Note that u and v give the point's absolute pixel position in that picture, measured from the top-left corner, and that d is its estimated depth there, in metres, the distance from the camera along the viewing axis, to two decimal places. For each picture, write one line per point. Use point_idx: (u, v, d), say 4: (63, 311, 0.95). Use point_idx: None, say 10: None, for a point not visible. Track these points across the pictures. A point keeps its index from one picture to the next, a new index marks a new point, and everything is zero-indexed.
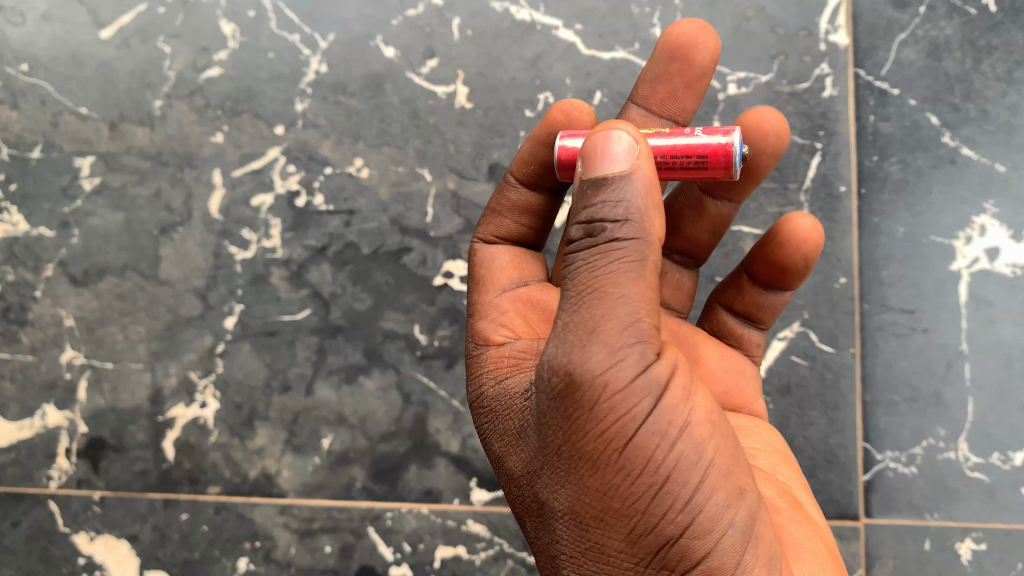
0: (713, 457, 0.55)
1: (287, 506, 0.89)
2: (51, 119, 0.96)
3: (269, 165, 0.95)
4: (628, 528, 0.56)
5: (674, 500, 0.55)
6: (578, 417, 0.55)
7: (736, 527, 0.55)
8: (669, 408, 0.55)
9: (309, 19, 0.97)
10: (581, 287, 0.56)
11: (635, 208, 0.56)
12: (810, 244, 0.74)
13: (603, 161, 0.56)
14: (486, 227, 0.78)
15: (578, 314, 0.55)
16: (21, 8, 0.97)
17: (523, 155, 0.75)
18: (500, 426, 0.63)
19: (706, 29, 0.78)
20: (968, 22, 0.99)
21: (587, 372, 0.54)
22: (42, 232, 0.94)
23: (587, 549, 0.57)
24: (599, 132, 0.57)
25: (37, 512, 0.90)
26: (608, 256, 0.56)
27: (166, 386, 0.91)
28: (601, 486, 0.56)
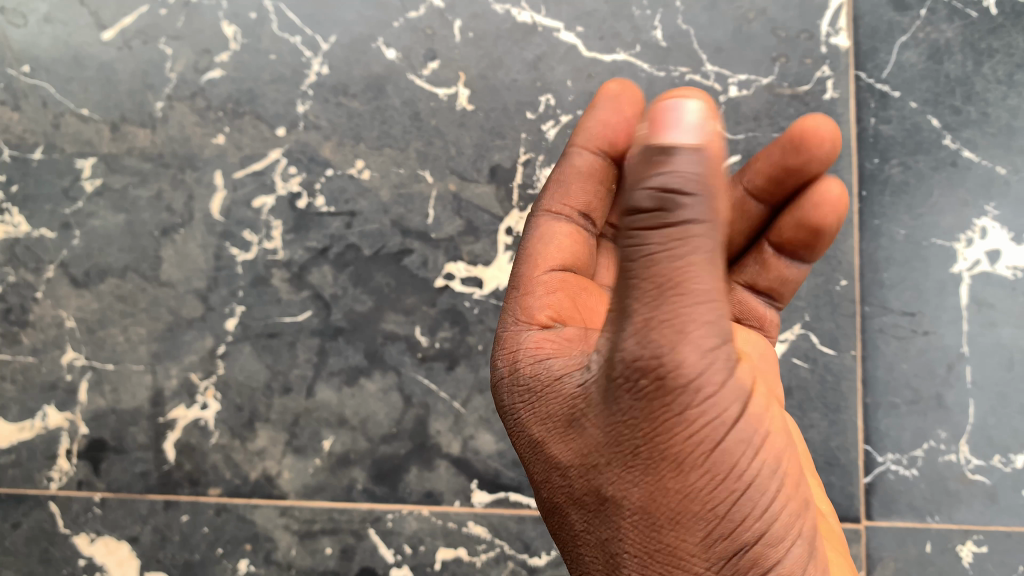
0: (783, 469, 0.58)
1: (287, 507, 0.89)
2: (53, 121, 0.96)
3: (270, 167, 0.95)
4: (704, 530, 0.56)
5: (753, 508, 0.55)
6: (666, 420, 0.53)
7: (801, 540, 0.58)
8: (751, 420, 0.55)
9: (311, 21, 0.98)
10: (656, 277, 0.51)
11: (705, 187, 0.49)
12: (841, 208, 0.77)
13: (667, 132, 0.49)
14: (554, 197, 0.77)
15: (659, 308, 0.51)
16: (23, 10, 0.97)
17: (592, 122, 0.78)
18: (547, 413, 0.62)
19: None
20: (968, 25, 0.99)
21: (685, 372, 0.51)
22: (42, 234, 0.94)
23: (656, 551, 0.57)
24: (664, 100, 0.50)
25: (38, 514, 0.90)
26: (677, 234, 0.50)
27: (166, 388, 0.91)
28: (680, 490, 0.55)
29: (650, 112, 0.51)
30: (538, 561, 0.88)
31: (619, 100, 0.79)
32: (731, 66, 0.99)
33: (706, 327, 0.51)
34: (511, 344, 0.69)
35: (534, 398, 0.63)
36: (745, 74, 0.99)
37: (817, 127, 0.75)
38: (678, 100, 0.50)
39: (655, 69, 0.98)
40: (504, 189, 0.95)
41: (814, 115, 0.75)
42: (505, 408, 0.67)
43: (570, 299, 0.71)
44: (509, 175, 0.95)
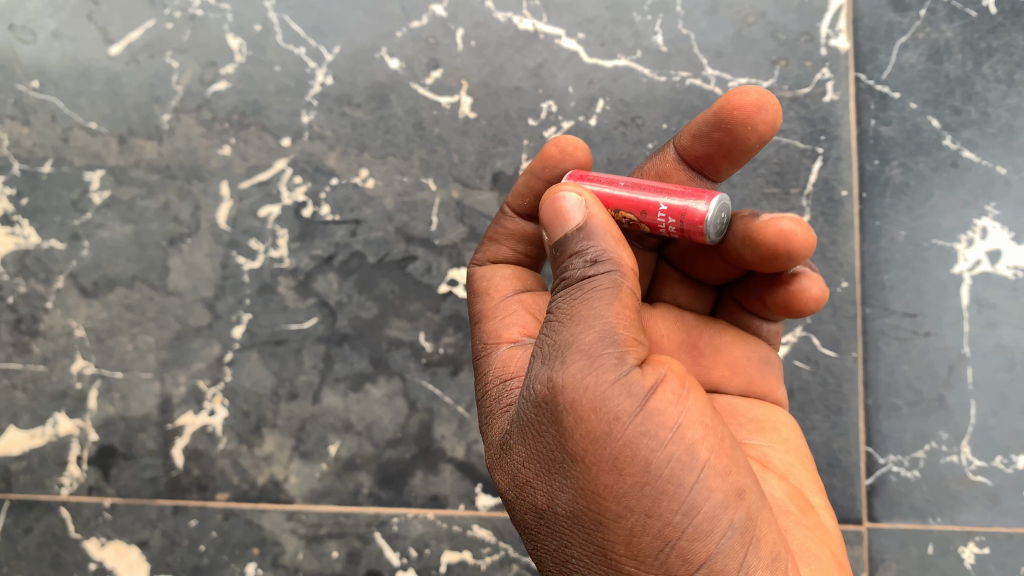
0: (706, 457, 0.56)
1: (294, 512, 0.90)
2: (62, 134, 0.98)
3: (276, 177, 0.97)
4: (626, 528, 0.56)
5: (671, 500, 0.55)
6: (565, 420, 0.57)
7: (733, 527, 0.56)
8: (655, 410, 0.56)
9: (315, 32, 0.99)
10: (565, 312, 0.60)
11: (601, 243, 0.61)
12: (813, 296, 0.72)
13: (563, 221, 0.62)
14: (485, 254, 0.82)
15: (560, 336, 0.59)
16: (33, 26, 0.99)
17: (520, 186, 0.80)
18: (493, 438, 0.65)
19: (574, 148, 0.76)
20: (968, 25, 0.99)
21: (570, 379, 0.57)
22: (53, 245, 0.96)
23: (592, 553, 0.58)
24: (550, 198, 0.63)
25: (50, 519, 0.91)
26: (583, 284, 0.60)
27: (175, 394, 0.92)
28: (596, 491, 0.56)
29: (542, 212, 0.64)
30: None
31: (555, 165, 0.77)
32: (731, 70, 0.99)
33: (600, 346, 0.57)
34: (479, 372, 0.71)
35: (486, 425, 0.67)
36: (745, 78, 0.99)
37: (743, 102, 0.76)
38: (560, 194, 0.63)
39: (655, 74, 0.99)
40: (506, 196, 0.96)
41: (740, 88, 0.77)
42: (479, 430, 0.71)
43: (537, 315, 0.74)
44: (511, 181, 0.97)
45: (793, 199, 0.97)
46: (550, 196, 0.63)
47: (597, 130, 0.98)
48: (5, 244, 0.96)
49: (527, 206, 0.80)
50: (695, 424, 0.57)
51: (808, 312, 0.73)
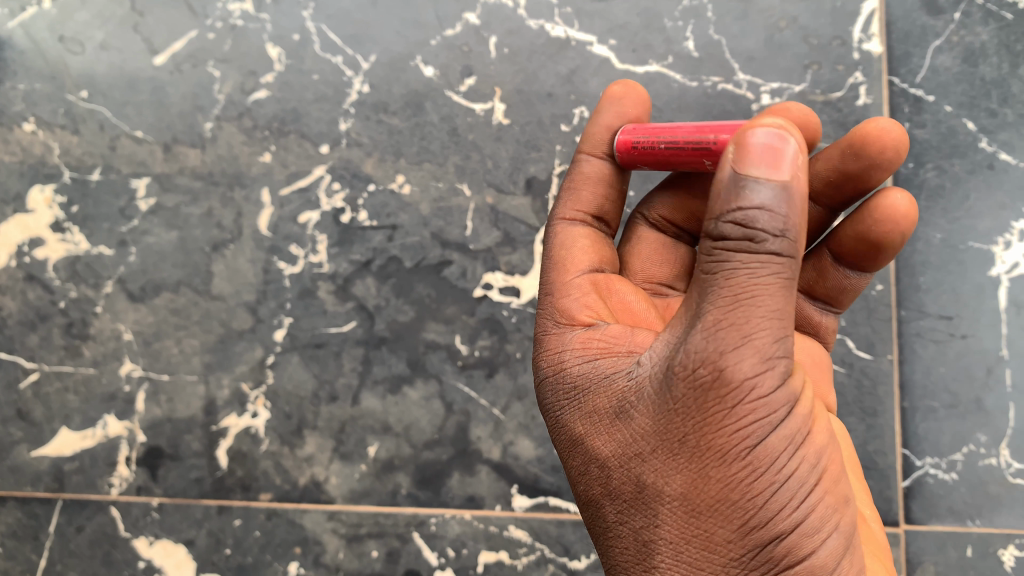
0: (826, 464, 0.58)
1: (335, 512, 0.92)
2: (110, 143, 1.00)
3: (315, 183, 0.99)
4: (742, 520, 0.56)
5: (789, 501, 0.56)
6: (711, 408, 0.55)
7: (839, 532, 0.57)
8: (797, 414, 0.57)
9: (352, 41, 1.01)
10: (735, 287, 0.55)
11: (791, 215, 0.55)
12: (906, 221, 0.71)
13: (750, 159, 0.55)
14: (567, 207, 0.78)
15: (730, 312, 0.54)
16: (81, 38, 1.02)
17: (595, 126, 0.78)
18: (591, 405, 0.64)
19: (634, 86, 0.79)
20: (1004, 27, 0.99)
21: (739, 370, 0.54)
22: (101, 251, 0.98)
23: (692, 538, 0.57)
24: (750, 129, 0.56)
25: (100, 518, 0.93)
26: (765, 259, 0.54)
27: (219, 397, 0.95)
28: (721, 478, 0.56)
29: (733, 146, 0.56)
30: (578, 564, 0.90)
31: (625, 102, 0.78)
32: (764, 74, 1.00)
33: (771, 338, 0.54)
34: (557, 347, 0.69)
35: (578, 391, 0.66)
36: (777, 82, 1.00)
37: (791, 113, 0.74)
38: (756, 127, 0.56)
39: (688, 79, 1.00)
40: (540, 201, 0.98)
41: (780, 103, 0.75)
42: (547, 405, 0.69)
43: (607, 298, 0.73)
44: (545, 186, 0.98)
45: None
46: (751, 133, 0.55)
47: None
48: (56, 251, 0.98)
49: (605, 150, 0.78)
50: (820, 430, 0.59)
51: (899, 235, 0.72)
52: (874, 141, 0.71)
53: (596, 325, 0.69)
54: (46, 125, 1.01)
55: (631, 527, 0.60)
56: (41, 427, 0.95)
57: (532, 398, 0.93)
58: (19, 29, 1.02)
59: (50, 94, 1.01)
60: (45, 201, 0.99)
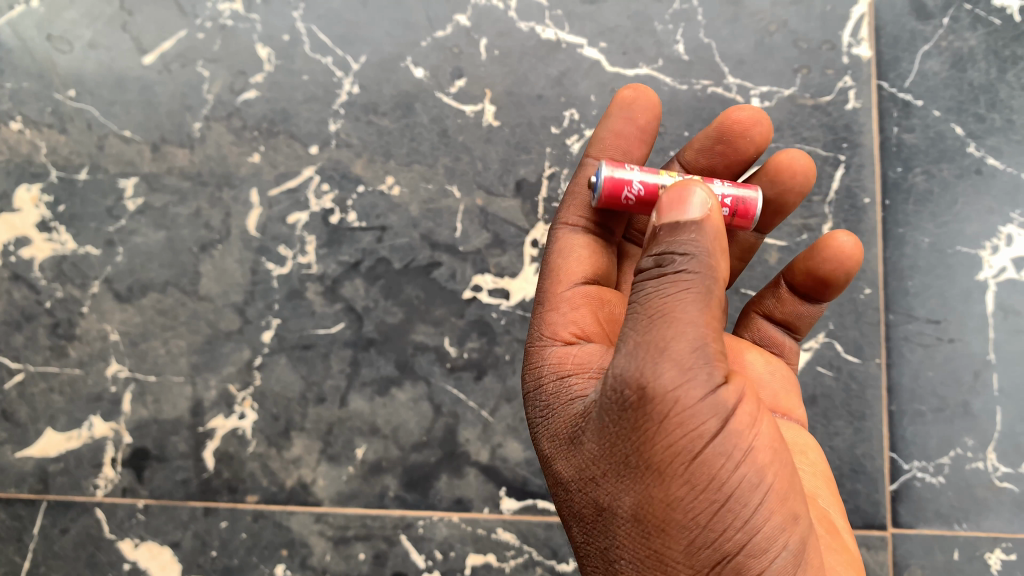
0: (774, 482, 0.57)
1: (322, 514, 0.92)
2: (98, 142, 1.00)
3: (304, 184, 0.98)
4: (689, 539, 0.57)
5: (735, 519, 0.56)
6: (644, 427, 0.56)
7: (790, 551, 0.57)
8: (732, 431, 0.56)
9: (343, 42, 1.01)
10: (650, 310, 0.58)
11: (702, 240, 0.58)
12: (850, 261, 0.78)
13: (679, 209, 0.60)
14: (568, 215, 0.81)
15: (648, 333, 0.57)
16: (69, 37, 1.02)
17: (594, 151, 0.83)
18: (552, 428, 0.66)
19: (638, 111, 0.84)
20: (992, 32, 1.00)
21: (660, 388, 0.55)
22: (88, 251, 0.98)
23: (646, 557, 0.58)
24: (678, 186, 0.61)
25: (84, 520, 0.93)
26: (675, 278, 0.58)
27: (206, 398, 0.94)
28: (664, 498, 0.57)
29: (664, 197, 0.61)
30: (566, 566, 0.90)
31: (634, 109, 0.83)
32: (753, 78, 1.00)
33: (692, 355, 0.56)
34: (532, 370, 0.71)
35: (544, 413, 0.67)
36: (767, 86, 1.00)
37: (740, 118, 0.82)
38: (688, 187, 0.60)
39: (678, 82, 1.00)
40: (529, 203, 0.98)
41: (737, 105, 0.83)
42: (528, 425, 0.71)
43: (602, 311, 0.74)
44: (535, 188, 0.98)
45: (815, 207, 0.98)
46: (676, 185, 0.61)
47: None
48: (42, 250, 0.98)
49: (603, 172, 0.80)
50: (766, 448, 0.58)
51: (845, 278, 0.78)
52: (789, 171, 0.83)
53: (576, 343, 0.71)
54: (33, 124, 1.00)
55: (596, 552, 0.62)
56: (25, 428, 0.95)
57: (520, 400, 0.93)
58: (7, 27, 1.01)
59: (37, 93, 1.01)
60: (32, 200, 0.99)
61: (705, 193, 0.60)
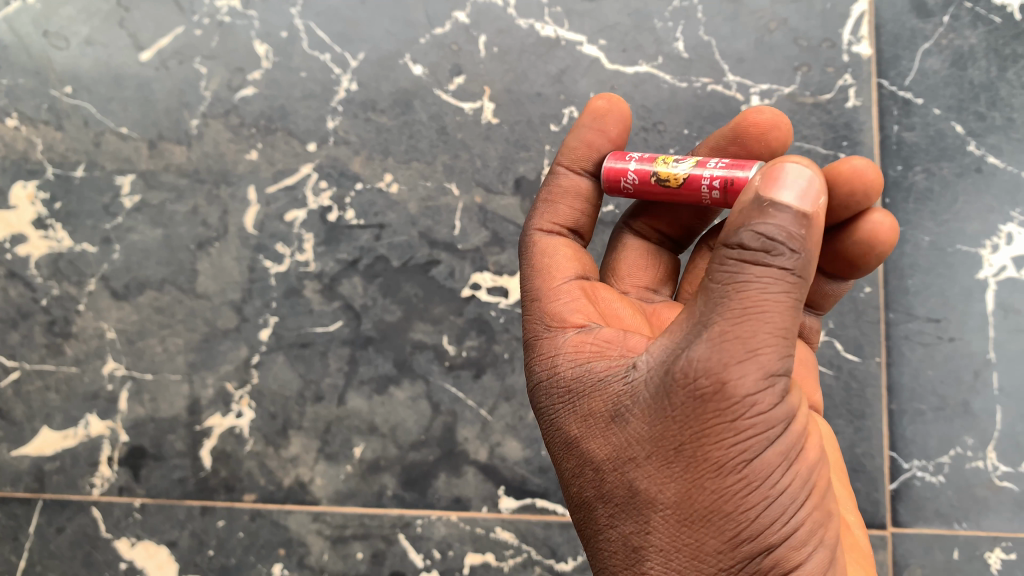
0: (817, 479, 0.58)
1: (320, 513, 0.91)
2: (94, 139, 0.99)
3: (302, 181, 0.98)
4: (732, 532, 0.56)
5: (781, 515, 0.56)
6: (714, 415, 0.55)
7: (824, 547, 0.58)
8: (791, 427, 0.57)
9: (341, 39, 1.00)
10: (736, 294, 0.55)
11: (811, 234, 0.56)
12: (882, 243, 0.70)
13: (778, 184, 0.56)
14: (544, 219, 0.77)
15: (733, 319, 0.54)
16: (66, 33, 1.01)
17: (574, 142, 0.78)
18: (581, 408, 0.63)
19: (616, 102, 0.79)
20: (992, 30, 1.00)
21: (739, 374, 0.54)
22: (85, 248, 0.97)
23: (681, 547, 0.57)
24: (780, 161, 0.57)
25: (81, 519, 0.92)
26: (778, 271, 0.55)
27: (203, 396, 0.93)
28: (716, 490, 0.56)
29: (764, 170, 0.58)
30: (565, 566, 0.90)
31: (607, 122, 0.78)
32: (753, 76, 1.00)
33: (775, 345, 0.54)
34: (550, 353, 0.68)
35: (568, 392, 0.65)
36: (767, 84, 1.00)
37: (760, 119, 0.76)
38: (787, 163, 0.57)
39: (677, 80, 1.00)
40: (528, 201, 0.97)
41: (755, 107, 0.77)
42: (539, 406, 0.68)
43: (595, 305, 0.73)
44: (534, 186, 0.97)
45: None
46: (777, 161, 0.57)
47: None
48: (39, 248, 0.97)
49: (587, 165, 0.78)
50: (811, 445, 0.59)
51: (878, 259, 0.72)
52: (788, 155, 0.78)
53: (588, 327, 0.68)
54: (29, 121, 0.99)
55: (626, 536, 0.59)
56: (21, 426, 0.94)
57: (519, 399, 0.93)
58: (4, 23, 1.01)
59: (33, 90, 1.00)
60: (27, 197, 0.98)
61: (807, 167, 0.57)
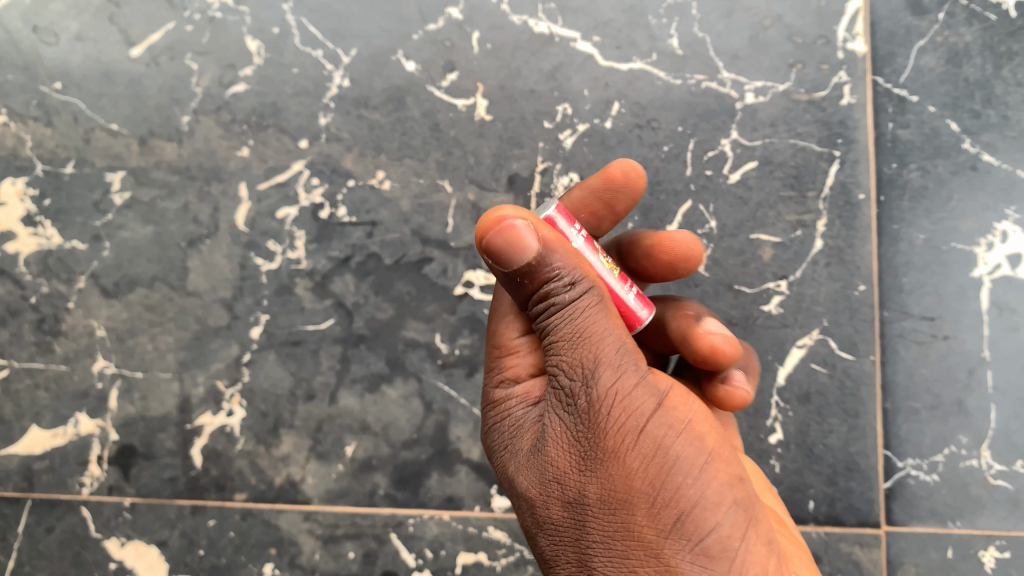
0: (713, 451, 0.65)
1: (311, 512, 0.91)
2: (84, 136, 0.98)
3: (294, 178, 0.97)
4: (650, 503, 0.61)
5: (687, 478, 0.62)
6: (598, 410, 0.62)
7: (738, 507, 0.63)
8: (671, 406, 0.65)
9: (333, 35, 1.00)
10: (567, 330, 0.64)
11: (569, 264, 0.64)
12: (729, 404, 0.78)
13: (517, 246, 0.62)
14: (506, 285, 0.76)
15: (576, 351, 0.64)
16: (55, 28, 1.00)
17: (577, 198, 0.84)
18: (511, 440, 0.68)
19: (637, 172, 0.82)
20: (988, 28, 0.99)
21: (598, 371, 0.63)
22: (74, 246, 0.96)
23: (616, 532, 0.61)
24: (494, 225, 0.61)
25: (70, 518, 0.91)
26: (567, 307, 0.64)
27: (194, 395, 0.93)
28: (624, 471, 0.61)
29: (487, 243, 0.61)
30: None
31: (619, 192, 0.82)
32: (748, 73, 0.99)
33: (612, 341, 0.64)
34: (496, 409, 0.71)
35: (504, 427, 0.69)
36: (761, 81, 0.99)
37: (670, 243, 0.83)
38: (506, 220, 0.61)
39: (671, 76, 0.99)
40: (522, 199, 0.97)
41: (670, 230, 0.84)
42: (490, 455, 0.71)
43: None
44: (528, 183, 0.97)
45: (810, 203, 0.97)
46: (496, 227, 0.60)
47: (613, 132, 0.98)
48: (28, 245, 0.96)
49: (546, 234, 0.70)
50: (703, 423, 0.66)
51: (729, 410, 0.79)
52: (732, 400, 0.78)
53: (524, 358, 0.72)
54: (18, 117, 0.99)
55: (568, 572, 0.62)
56: (10, 425, 0.93)
57: None
58: None
59: (22, 85, 0.99)
60: (16, 194, 0.97)
61: (519, 216, 0.62)
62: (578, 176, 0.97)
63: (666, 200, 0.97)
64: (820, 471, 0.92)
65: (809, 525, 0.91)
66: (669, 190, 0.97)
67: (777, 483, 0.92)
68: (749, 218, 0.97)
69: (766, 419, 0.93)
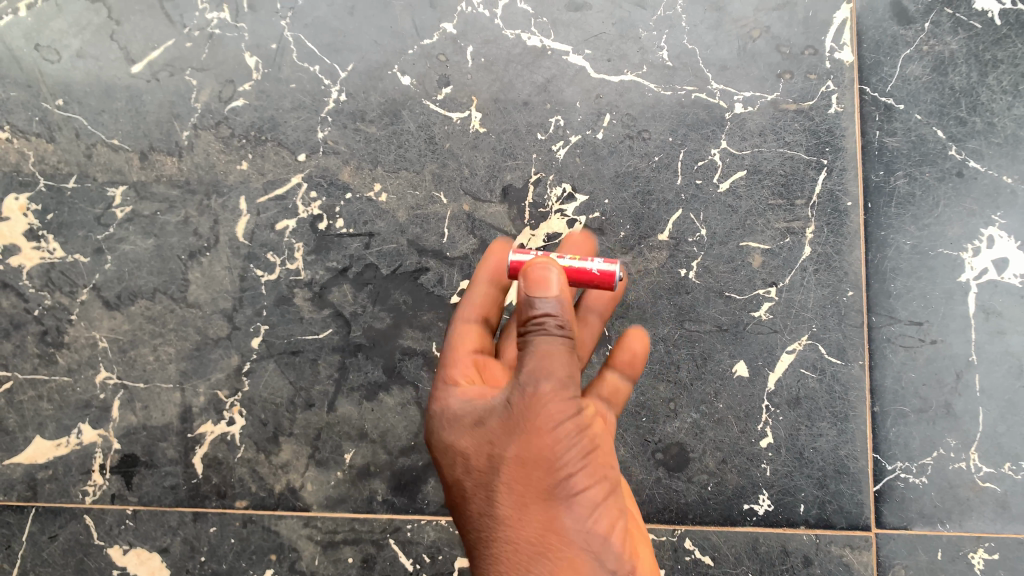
0: (604, 441, 0.75)
1: (311, 518, 0.92)
2: (86, 151, 1.00)
3: (292, 191, 0.99)
4: (546, 462, 0.71)
5: (582, 449, 0.71)
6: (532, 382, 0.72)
7: (612, 484, 0.73)
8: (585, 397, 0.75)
9: (330, 50, 1.02)
10: (537, 334, 0.73)
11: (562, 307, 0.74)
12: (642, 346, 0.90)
13: (539, 289, 0.74)
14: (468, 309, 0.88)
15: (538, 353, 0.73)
16: (57, 46, 1.02)
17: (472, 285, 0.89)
18: (450, 411, 0.78)
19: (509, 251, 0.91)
20: (973, 37, 1.01)
21: (543, 354, 0.72)
22: (77, 259, 0.98)
23: (513, 484, 0.72)
24: (540, 267, 0.75)
25: (73, 527, 0.93)
26: (542, 328, 0.73)
27: (195, 404, 0.95)
28: (533, 433, 0.71)
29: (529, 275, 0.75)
30: None
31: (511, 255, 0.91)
32: (737, 84, 1.01)
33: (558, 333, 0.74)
34: (438, 402, 0.79)
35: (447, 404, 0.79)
36: (750, 92, 1.01)
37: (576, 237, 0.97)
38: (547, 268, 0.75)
39: (662, 88, 1.01)
40: (516, 209, 0.99)
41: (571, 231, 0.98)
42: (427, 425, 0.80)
43: (484, 375, 0.84)
44: (521, 194, 0.99)
45: (798, 210, 0.99)
46: (538, 265, 0.75)
47: (604, 143, 1.00)
48: (31, 258, 0.98)
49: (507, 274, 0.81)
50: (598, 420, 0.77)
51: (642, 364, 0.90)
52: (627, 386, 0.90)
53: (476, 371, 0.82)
54: (21, 133, 1.00)
55: (472, 529, 0.74)
56: (14, 436, 0.95)
57: None
58: None
59: (25, 102, 1.01)
60: (20, 208, 0.99)
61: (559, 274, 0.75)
62: (571, 186, 0.99)
63: (657, 208, 0.99)
64: (810, 474, 0.94)
65: (800, 527, 0.93)
66: (660, 199, 0.99)
67: (768, 487, 0.94)
68: (739, 225, 0.99)
69: (757, 423, 0.95)
